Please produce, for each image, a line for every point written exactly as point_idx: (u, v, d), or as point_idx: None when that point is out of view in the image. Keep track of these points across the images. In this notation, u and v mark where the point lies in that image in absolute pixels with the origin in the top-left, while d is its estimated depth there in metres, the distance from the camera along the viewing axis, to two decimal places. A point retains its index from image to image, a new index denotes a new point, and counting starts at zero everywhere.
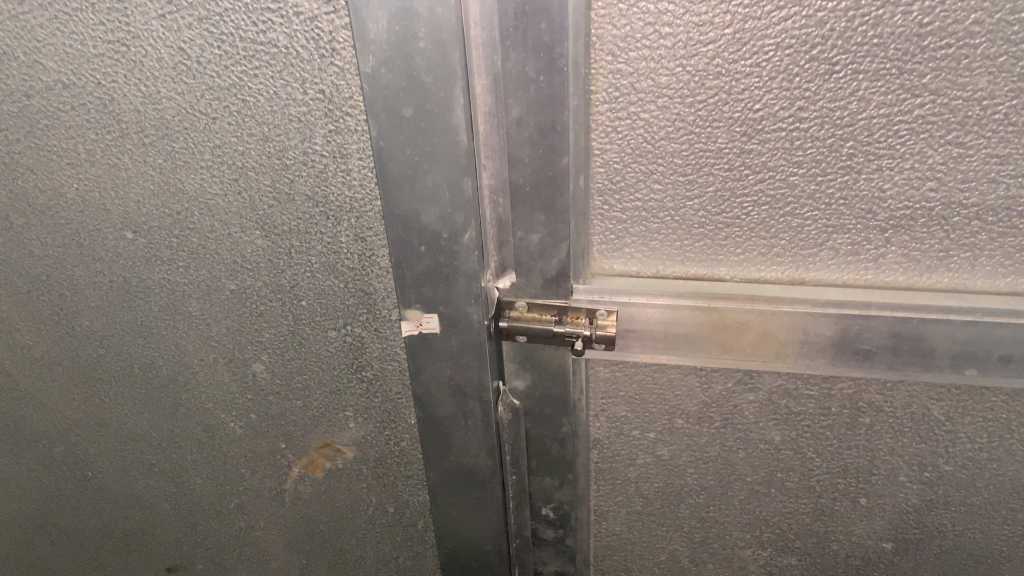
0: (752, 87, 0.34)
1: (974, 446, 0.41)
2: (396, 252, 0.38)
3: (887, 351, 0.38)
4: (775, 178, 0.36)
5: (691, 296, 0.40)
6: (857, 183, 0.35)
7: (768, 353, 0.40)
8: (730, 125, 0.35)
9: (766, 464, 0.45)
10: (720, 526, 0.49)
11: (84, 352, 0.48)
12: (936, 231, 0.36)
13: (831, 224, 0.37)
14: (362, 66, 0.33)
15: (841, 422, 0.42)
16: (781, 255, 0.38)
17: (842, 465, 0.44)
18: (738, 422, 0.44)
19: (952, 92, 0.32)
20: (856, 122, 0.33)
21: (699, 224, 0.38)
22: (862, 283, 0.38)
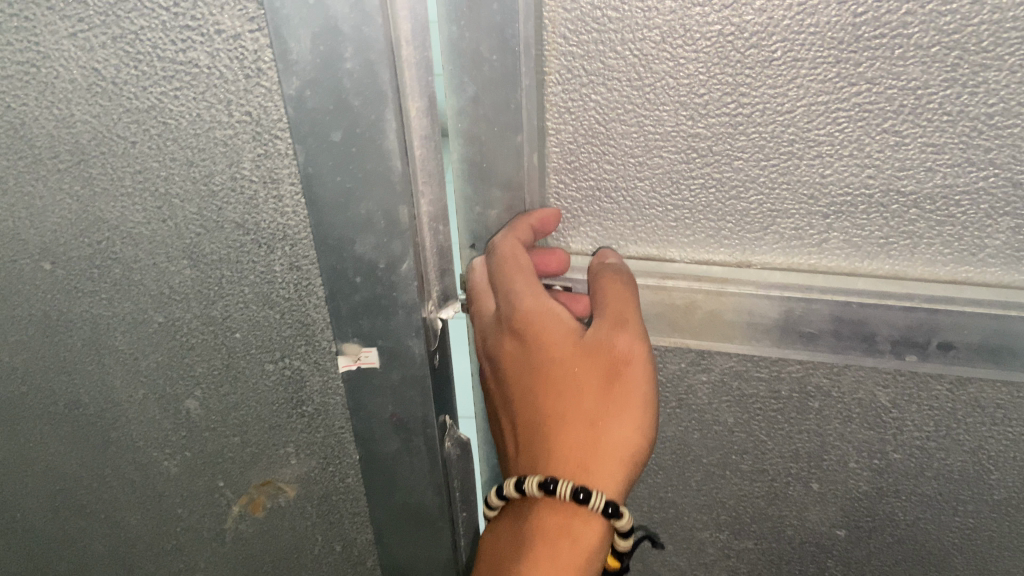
0: (695, 70, 0.33)
1: (921, 435, 0.41)
2: (331, 284, 0.38)
3: (828, 333, 0.38)
4: (720, 163, 0.36)
5: (641, 274, 0.40)
6: (798, 170, 0.35)
7: (715, 333, 0.40)
8: (676, 108, 0.35)
9: (721, 446, 0.45)
10: (679, 507, 0.49)
11: (4, 391, 0.45)
12: (877, 217, 0.36)
13: (775, 206, 0.37)
14: (286, 88, 0.32)
15: (792, 406, 0.42)
16: (728, 236, 0.39)
17: (792, 449, 0.44)
18: (693, 402, 0.44)
19: (886, 82, 0.32)
20: (794, 109, 0.33)
21: (649, 206, 0.39)
22: (807, 266, 0.38)
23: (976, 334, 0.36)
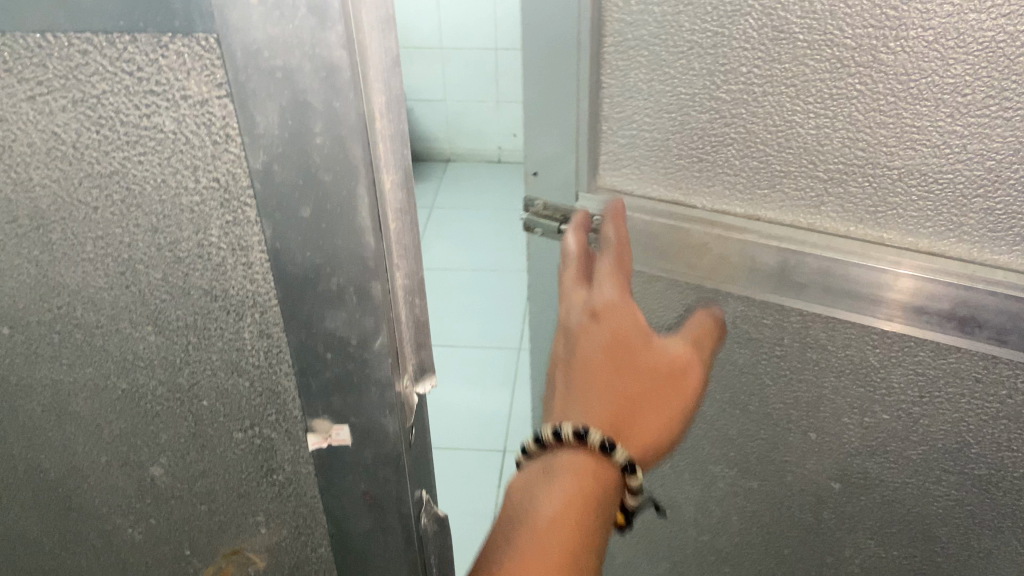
0: (722, 53, 0.53)
1: (897, 358, 0.59)
2: (299, 359, 0.36)
3: (818, 278, 0.56)
4: (738, 114, 0.54)
5: (677, 214, 0.61)
6: (803, 134, 0.53)
7: (735, 261, 0.59)
8: (710, 76, 0.54)
9: (745, 380, 0.69)
10: (722, 440, 0.76)
11: None
12: (865, 194, 0.52)
13: (771, 160, 0.55)
14: (252, 161, 0.30)
15: (795, 325, 0.62)
16: (742, 194, 0.58)
17: (797, 390, 0.67)
18: (722, 329, 0.66)
19: (874, 69, 0.47)
20: (798, 84, 0.51)
21: (684, 157, 0.59)
22: (806, 223, 0.56)
23: (943, 302, 0.52)
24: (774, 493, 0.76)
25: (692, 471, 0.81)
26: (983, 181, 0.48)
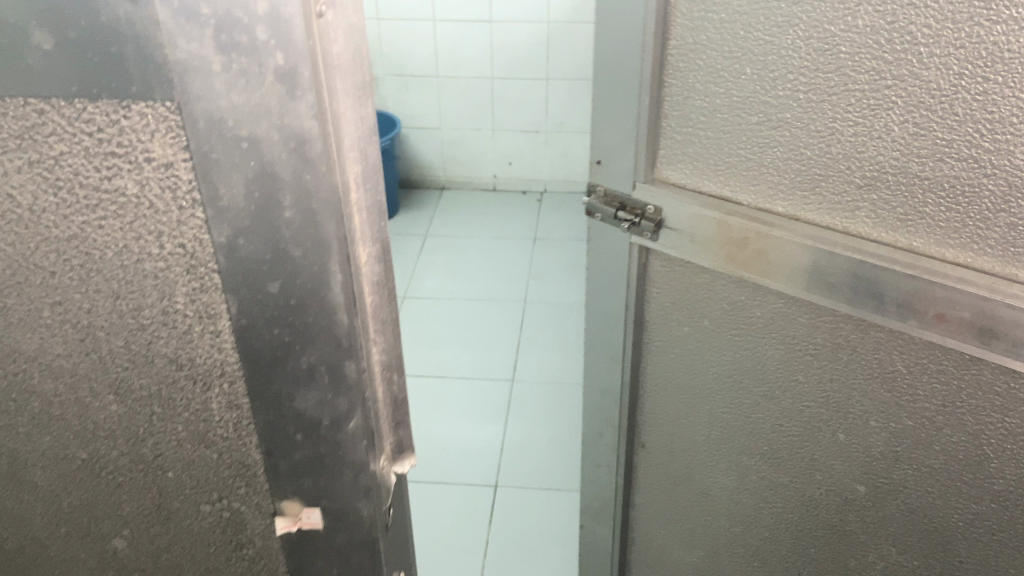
0: (772, 60, 0.61)
1: (924, 363, 0.63)
2: (270, 442, 0.40)
3: (852, 279, 0.61)
4: (788, 115, 0.62)
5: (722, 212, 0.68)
6: (846, 139, 0.59)
7: (778, 258, 0.65)
8: (764, 79, 0.62)
9: (778, 369, 0.74)
10: (749, 433, 0.80)
11: None
12: (894, 201, 0.58)
13: (812, 163, 0.62)
14: (217, 235, 0.34)
15: (832, 328, 0.68)
16: (788, 195, 0.64)
17: (825, 385, 0.71)
18: (763, 323, 0.73)
19: (908, 80, 0.54)
20: (840, 92, 0.58)
21: (736, 158, 0.66)
22: (841, 225, 0.62)
23: (964, 311, 0.56)
24: (802, 497, 0.79)
25: (722, 464, 0.85)
26: (992, 198, 0.53)
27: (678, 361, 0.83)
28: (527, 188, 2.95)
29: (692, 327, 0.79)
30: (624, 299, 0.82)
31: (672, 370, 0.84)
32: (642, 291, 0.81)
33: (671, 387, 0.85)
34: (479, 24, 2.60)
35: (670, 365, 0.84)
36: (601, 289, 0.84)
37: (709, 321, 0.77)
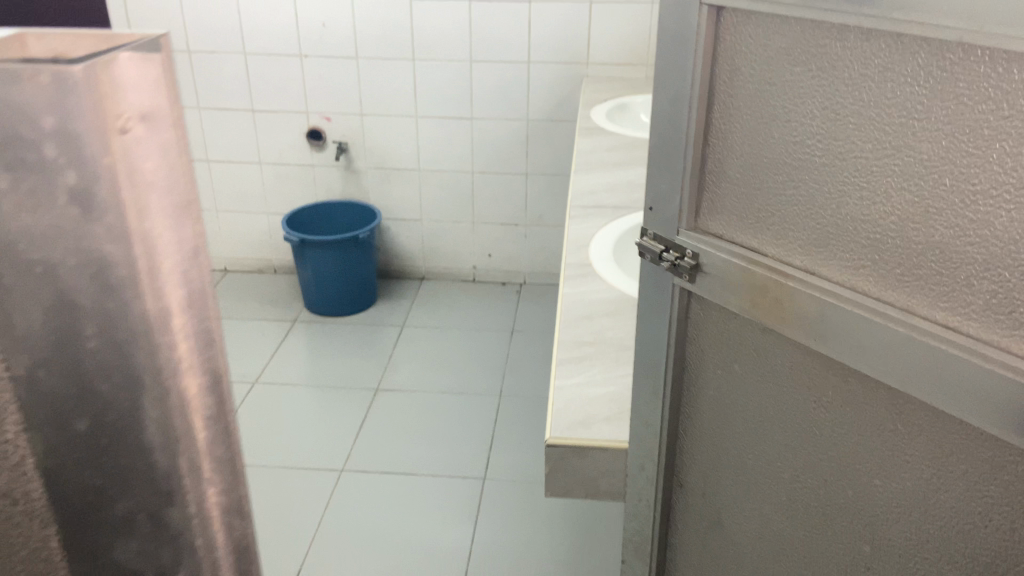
0: (787, 116, 0.62)
1: (919, 429, 0.59)
2: None
3: (852, 334, 0.59)
4: (802, 173, 0.62)
5: (742, 260, 0.68)
6: (851, 198, 0.59)
7: (790, 309, 0.64)
8: (781, 135, 0.63)
9: (790, 424, 0.72)
10: (760, 485, 0.78)
11: None
12: (892, 259, 0.57)
13: (824, 223, 0.61)
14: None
15: (835, 387, 0.65)
16: (800, 249, 0.64)
17: (831, 444, 0.68)
18: (778, 375, 0.71)
19: (906, 145, 0.53)
20: (845, 152, 0.58)
21: (758, 209, 0.67)
22: (848, 284, 0.60)
23: (947, 373, 0.53)
24: (815, 563, 0.75)
25: (739, 519, 0.82)
26: (976, 267, 0.51)
27: (712, 406, 0.81)
28: (506, 278, 3.05)
29: (727, 371, 0.77)
30: (663, 337, 0.81)
31: (706, 415, 0.82)
32: (685, 329, 0.80)
33: (708, 431, 0.83)
34: (460, 120, 2.75)
35: (704, 409, 0.82)
36: (647, 327, 0.83)
37: (737, 368, 0.75)
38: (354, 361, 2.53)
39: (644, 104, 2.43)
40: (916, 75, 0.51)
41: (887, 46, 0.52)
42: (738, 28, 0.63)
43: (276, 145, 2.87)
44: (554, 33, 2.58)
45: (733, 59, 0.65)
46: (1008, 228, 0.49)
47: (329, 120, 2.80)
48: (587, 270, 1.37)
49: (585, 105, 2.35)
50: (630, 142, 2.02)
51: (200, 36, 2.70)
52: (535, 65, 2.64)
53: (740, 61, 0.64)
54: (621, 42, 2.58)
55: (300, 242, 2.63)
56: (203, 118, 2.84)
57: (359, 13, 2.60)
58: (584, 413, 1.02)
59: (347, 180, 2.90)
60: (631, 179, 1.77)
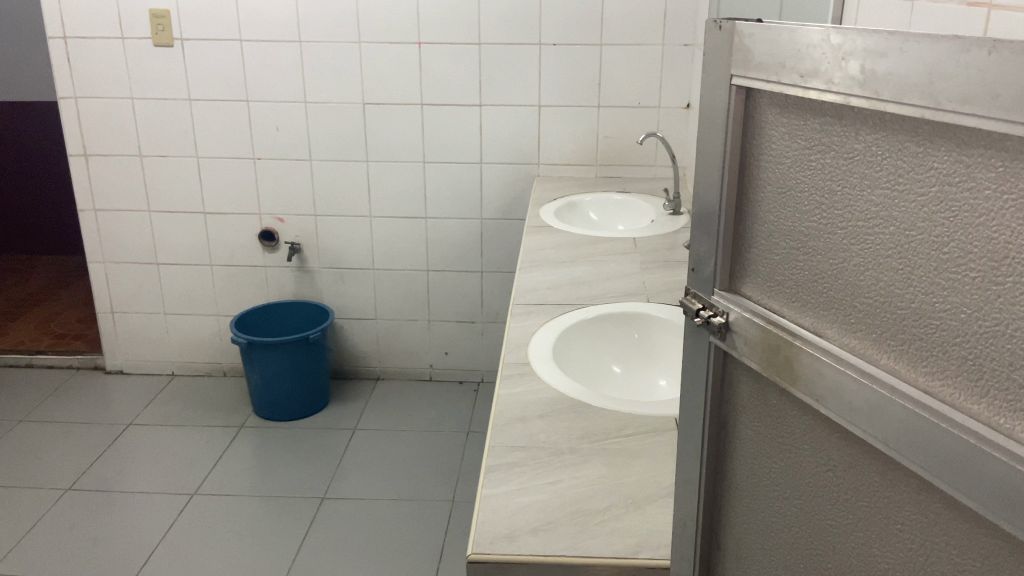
0: (800, 187, 0.64)
1: (906, 496, 0.57)
2: None
3: (852, 395, 0.59)
4: (810, 242, 0.64)
5: (762, 322, 0.68)
6: (848, 266, 0.60)
7: (798, 371, 0.64)
8: (793, 205, 0.65)
9: (799, 487, 0.68)
10: (769, 551, 0.74)
11: None
12: (884, 324, 0.57)
13: (825, 288, 0.63)
14: None
15: (838, 452, 0.63)
16: (811, 315, 0.64)
17: (830, 509, 0.65)
18: (792, 437, 0.68)
19: (892, 215, 0.56)
20: (843, 221, 0.60)
21: (779, 274, 0.68)
22: (846, 346, 0.61)
23: (928, 436, 0.53)
24: None
25: None
26: (951, 333, 0.52)
27: (746, 468, 0.76)
28: (463, 377, 3.00)
29: (756, 432, 0.73)
30: (702, 390, 0.78)
31: (739, 477, 0.77)
32: (723, 388, 0.77)
33: (739, 495, 0.78)
34: (415, 219, 2.78)
35: (737, 472, 0.77)
36: (689, 385, 0.81)
37: (764, 426, 0.72)
38: (302, 468, 2.44)
39: (594, 203, 2.48)
40: (904, 150, 0.54)
41: (879, 124, 0.55)
42: (767, 106, 0.66)
43: (228, 246, 2.86)
44: (504, 134, 2.66)
45: (761, 131, 0.67)
46: (975, 295, 0.50)
47: (282, 221, 2.82)
48: (523, 369, 1.34)
49: (535, 204, 2.39)
50: (575, 240, 2.04)
51: (154, 140, 2.74)
52: (487, 165, 2.70)
53: (767, 133, 0.67)
54: (570, 144, 2.66)
55: (247, 343, 2.59)
56: (154, 220, 2.85)
57: (313, 118, 2.67)
58: (510, 524, 0.96)
59: (301, 281, 2.90)
60: (574, 276, 1.78)
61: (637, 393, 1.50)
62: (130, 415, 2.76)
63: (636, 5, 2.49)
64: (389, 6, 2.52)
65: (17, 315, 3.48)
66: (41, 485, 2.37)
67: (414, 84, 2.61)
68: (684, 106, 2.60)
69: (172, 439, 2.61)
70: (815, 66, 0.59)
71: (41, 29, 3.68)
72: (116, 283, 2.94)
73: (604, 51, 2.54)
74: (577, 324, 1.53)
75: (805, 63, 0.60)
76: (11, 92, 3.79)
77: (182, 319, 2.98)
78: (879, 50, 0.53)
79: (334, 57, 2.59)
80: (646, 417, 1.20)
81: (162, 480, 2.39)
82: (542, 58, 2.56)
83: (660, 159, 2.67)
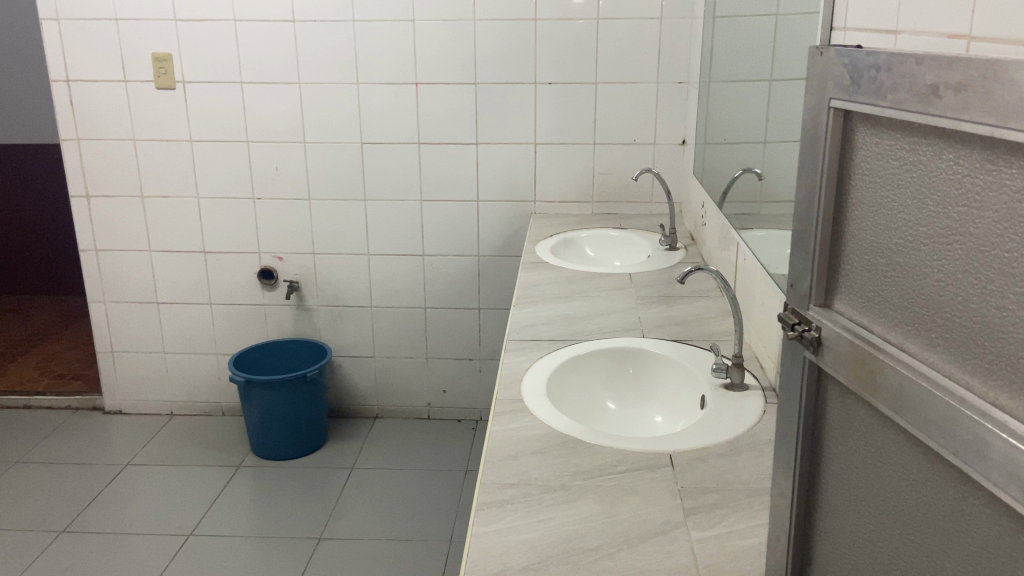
0: (889, 201, 0.62)
1: (973, 513, 0.54)
2: None
3: (927, 409, 0.56)
4: (896, 257, 0.62)
5: (851, 336, 0.66)
6: (928, 280, 0.58)
7: (880, 385, 0.62)
8: (883, 220, 0.63)
9: (878, 502, 0.65)
10: (849, 566, 0.71)
11: None
12: (959, 341, 0.55)
13: (908, 303, 0.60)
14: None
15: (914, 466, 0.60)
16: (896, 331, 0.62)
17: (903, 524, 0.62)
18: (875, 452, 0.66)
19: (968, 229, 0.53)
20: (924, 234, 0.58)
21: (869, 290, 0.66)
22: (926, 361, 0.58)
23: (994, 454, 0.50)
24: None
25: None
26: (1018, 349, 0.49)
27: (835, 484, 0.73)
28: (462, 415, 2.98)
29: (845, 447, 0.71)
30: (797, 404, 0.77)
31: (829, 494, 0.75)
32: (818, 402, 0.75)
33: (829, 513, 0.75)
34: (413, 257, 2.80)
35: (827, 488, 0.75)
36: (787, 399, 0.80)
37: (853, 441, 0.69)
38: (300, 509, 2.41)
39: (590, 238, 2.49)
40: (979, 166, 0.52)
41: (959, 141, 0.54)
42: (862, 126, 0.65)
43: (227, 285, 2.87)
44: (501, 173, 2.68)
45: (858, 149, 0.66)
46: None
47: (281, 260, 2.83)
48: (517, 405, 1.34)
49: (532, 240, 2.40)
50: (572, 276, 2.05)
51: (154, 180, 2.77)
52: (485, 203, 2.72)
53: (862, 151, 0.66)
54: (567, 181, 2.68)
55: (245, 381, 2.60)
56: (154, 260, 2.86)
57: (311, 158, 2.70)
58: (501, 562, 0.95)
59: (299, 319, 2.90)
60: (570, 311, 1.78)
61: (631, 427, 1.50)
62: (128, 455, 2.75)
63: (630, 45, 2.53)
64: (385, 47, 2.56)
65: (16, 356, 3.48)
66: (34, 527, 2.34)
67: (411, 123, 2.64)
68: (678, 142, 2.63)
69: (169, 478, 2.59)
70: (897, 84, 0.58)
71: (44, 71, 3.78)
72: (116, 323, 2.95)
73: (599, 90, 2.58)
74: (571, 358, 1.52)
75: (889, 82, 0.59)
76: (17, 134, 3.86)
77: (181, 358, 2.98)
78: (946, 67, 0.52)
79: (332, 98, 2.63)
80: (641, 454, 1.19)
81: (158, 521, 2.36)
82: (538, 99, 2.59)
83: (657, 195, 2.69)
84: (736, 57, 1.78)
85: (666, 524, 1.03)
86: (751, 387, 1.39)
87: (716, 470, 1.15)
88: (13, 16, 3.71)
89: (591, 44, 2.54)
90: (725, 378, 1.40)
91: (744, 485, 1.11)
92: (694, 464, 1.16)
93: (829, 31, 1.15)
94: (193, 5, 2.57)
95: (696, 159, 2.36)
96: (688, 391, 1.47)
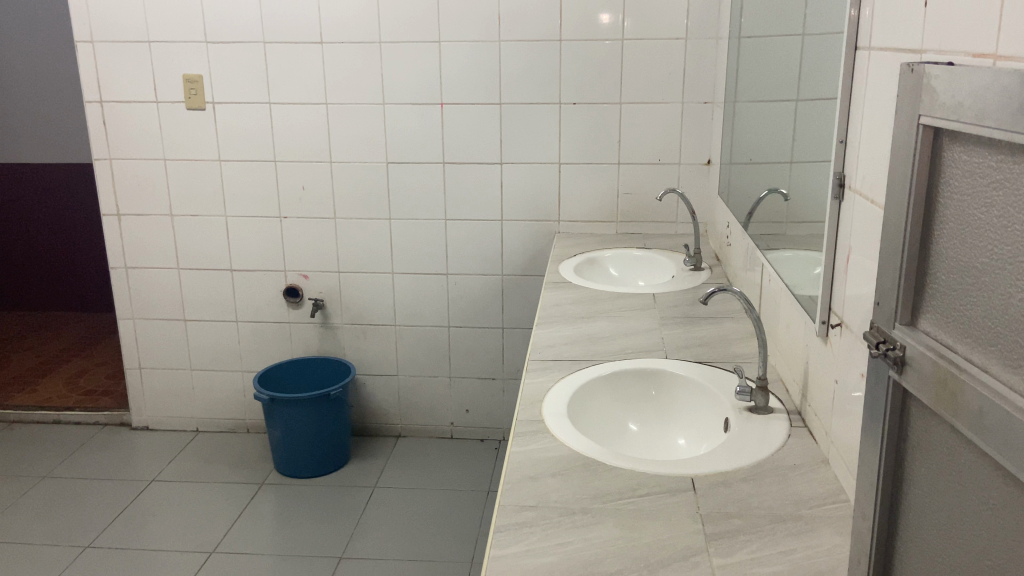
0: (977, 219, 0.61)
1: None
2: None
3: (1010, 434, 0.55)
4: (981, 276, 0.60)
5: (933, 356, 0.65)
6: (1012, 300, 0.56)
7: (962, 405, 0.61)
8: (970, 238, 0.62)
9: (958, 527, 0.63)
10: None
11: None
12: None
13: (991, 323, 0.59)
14: None
15: (995, 490, 0.58)
16: (981, 351, 0.60)
17: (982, 551, 0.60)
18: (957, 475, 0.64)
19: None
20: (1009, 253, 0.57)
21: (954, 309, 0.64)
22: (1009, 383, 0.57)
23: None
24: None
25: None
26: None
27: (916, 508, 0.71)
28: (484, 435, 2.98)
29: (927, 470, 0.69)
30: (878, 425, 0.75)
31: (910, 519, 0.72)
32: (901, 424, 0.72)
33: (909, 538, 0.72)
34: (436, 275, 2.81)
35: (909, 513, 0.72)
36: (868, 420, 0.77)
37: (935, 464, 0.67)
38: (323, 526, 2.42)
39: (614, 258, 2.48)
40: None
41: None
42: (953, 143, 0.64)
43: (253, 303, 2.91)
44: (526, 193, 2.69)
45: (948, 168, 0.65)
46: None
47: (307, 278, 2.86)
48: (538, 426, 1.32)
49: (555, 260, 2.40)
50: (595, 296, 2.04)
51: (184, 199, 2.82)
52: (509, 223, 2.73)
53: (951, 170, 0.65)
54: (591, 201, 2.68)
55: (270, 399, 2.61)
56: (182, 277, 2.91)
57: (337, 177, 2.73)
58: None
59: (323, 337, 2.92)
60: (593, 331, 1.77)
61: (650, 450, 1.48)
62: (153, 471, 2.78)
63: (655, 66, 2.54)
64: (411, 69, 2.60)
65: (47, 371, 3.55)
66: (62, 541, 2.37)
67: (436, 143, 2.66)
68: (704, 162, 2.62)
69: (193, 495, 2.61)
70: (988, 102, 0.58)
71: (79, 94, 3.88)
72: (145, 339, 3.00)
73: (623, 110, 2.58)
74: (594, 379, 1.51)
75: (979, 101, 0.59)
76: (54, 155, 3.97)
77: (207, 375, 3.01)
78: None
79: (358, 119, 2.66)
80: (661, 478, 1.17)
81: (182, 537, 2.38)
82: (562, 120, 2.60)
83: (681, 216, 2.68)
84: (761, 78, 1.77)
85: (686, 550, 1.01)
86: (777, 410, 1.37)
87: (738, 495, 1.13)
88: (51, 39, 3.81)
89: (617, 64, 2.54)
90: (749, 402, 1.37)
91: (768, 511, 1.09)
92: (716, 489, 1.14)
93: (853, 51, 1.14)
94: (225, 29, 2.62)
95: (721, 180, 2.35)
96: (711, 414, 1.45)
